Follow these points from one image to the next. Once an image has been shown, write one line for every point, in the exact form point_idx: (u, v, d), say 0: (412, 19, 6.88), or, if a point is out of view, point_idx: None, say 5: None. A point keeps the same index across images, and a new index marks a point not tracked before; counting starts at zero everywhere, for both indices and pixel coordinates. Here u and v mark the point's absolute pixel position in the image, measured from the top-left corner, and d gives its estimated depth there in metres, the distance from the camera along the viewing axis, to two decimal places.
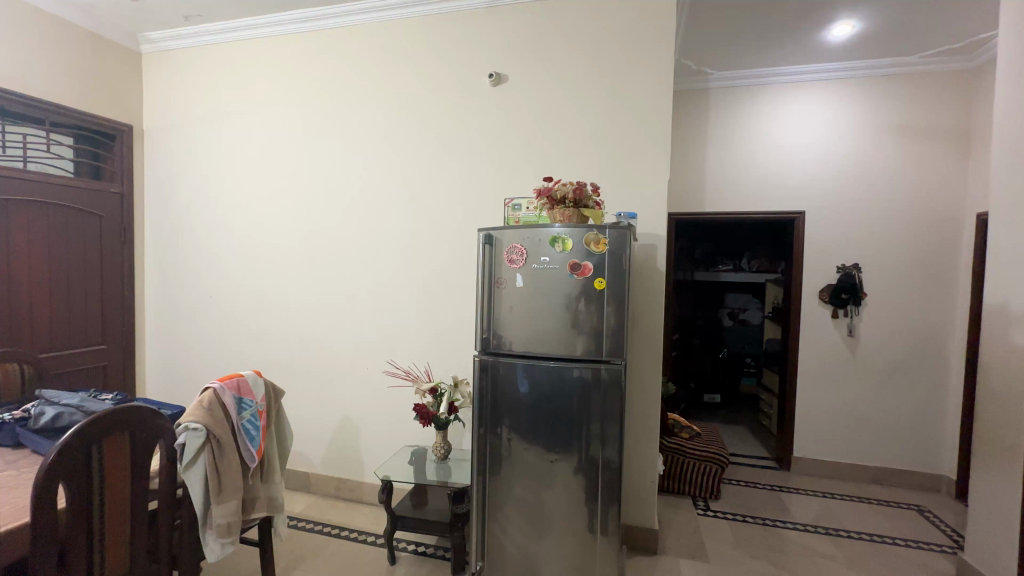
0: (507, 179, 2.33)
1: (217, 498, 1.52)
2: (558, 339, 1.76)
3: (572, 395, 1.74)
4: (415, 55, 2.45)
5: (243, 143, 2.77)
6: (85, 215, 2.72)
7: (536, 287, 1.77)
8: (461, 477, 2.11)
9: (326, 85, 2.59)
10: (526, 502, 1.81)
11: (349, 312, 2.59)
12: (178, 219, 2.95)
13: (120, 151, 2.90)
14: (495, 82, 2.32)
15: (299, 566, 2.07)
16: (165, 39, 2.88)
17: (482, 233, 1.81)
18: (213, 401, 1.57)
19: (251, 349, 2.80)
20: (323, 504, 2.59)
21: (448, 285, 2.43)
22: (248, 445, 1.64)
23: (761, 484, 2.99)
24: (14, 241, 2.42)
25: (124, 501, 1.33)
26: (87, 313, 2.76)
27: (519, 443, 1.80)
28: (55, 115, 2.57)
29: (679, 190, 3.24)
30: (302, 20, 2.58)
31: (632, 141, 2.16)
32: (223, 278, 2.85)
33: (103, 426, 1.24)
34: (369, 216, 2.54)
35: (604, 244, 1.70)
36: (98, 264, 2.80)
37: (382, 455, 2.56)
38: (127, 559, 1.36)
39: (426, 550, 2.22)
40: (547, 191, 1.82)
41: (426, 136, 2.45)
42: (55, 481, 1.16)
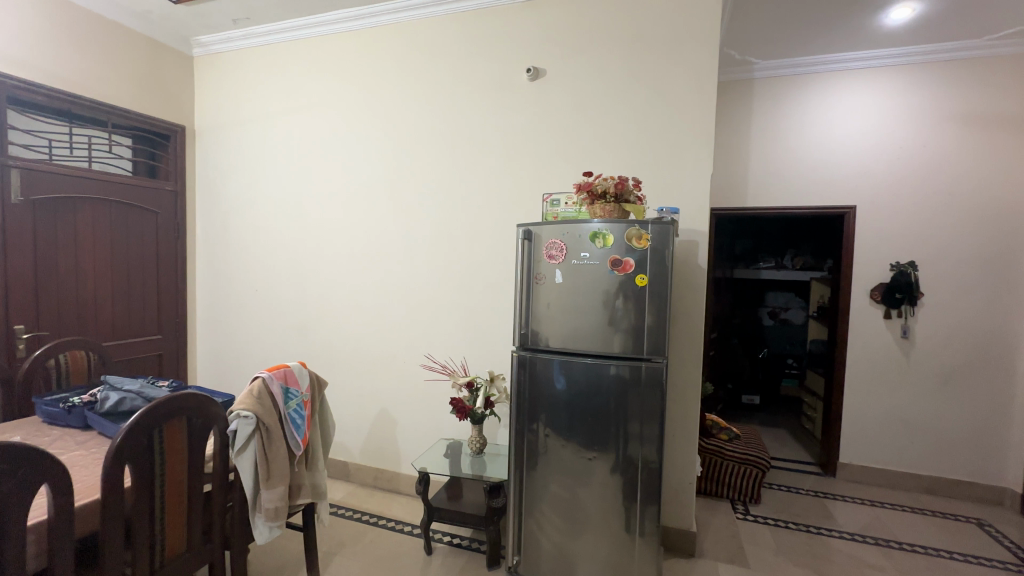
0: (544, 174, 2.32)
1: (266, 483, 1.59)
2: (596, 336, 1.74)
3: (609, 393, 1.72)
4: (452, 52, 2.47)
5: (287, 141, 2.86)
6: (142, 212, 2.88)
7: (575, 283, 1.75)
8: (496, 472, 2.13)
9: (366, 84, 2.64)
10: (563, 499, 1.80)
11: (388, 306, 2.64)
12: (227, 216, 3.07)
13: (174, 151, 3.05)
14: (532, 76, 2.30)
15: (340, 552, 2.13)
16: (215, 42, 3.01)
17: (522, 228, 1.81)
18: (262, 389, 1.63)
19: (293, 342, 2.90)
20: (362, 493, 2.66)
21: (484, 281, 2.44)
22: (294, 433, 1.70)
23: (804, 489, 2.88)
24: (80, 236, 2.59)
25: (181, 484, 1.41)
26: (145, 304, 2.93)
27: (556, 440, 1.80)
28: (116, 118, 2.73)
29: (721, 185, 3.14)
30: (344, 20, 2.64)
31: (674, 134, 2.10)
32: (268, 272, 2.95)
33: (162, 412, 1.31)
34: (407, 212, 2.58)
35: (645, 239, 1.66)
36: (154, 258, 2.96)
37: (418, 447, 2.61)
38: (184, 537, 1.44)
39: (460, 542, 2.25)
40: (588, 186, 1.80)
41: (464, 132, 2.46)
42: (123, 461, 1.23)
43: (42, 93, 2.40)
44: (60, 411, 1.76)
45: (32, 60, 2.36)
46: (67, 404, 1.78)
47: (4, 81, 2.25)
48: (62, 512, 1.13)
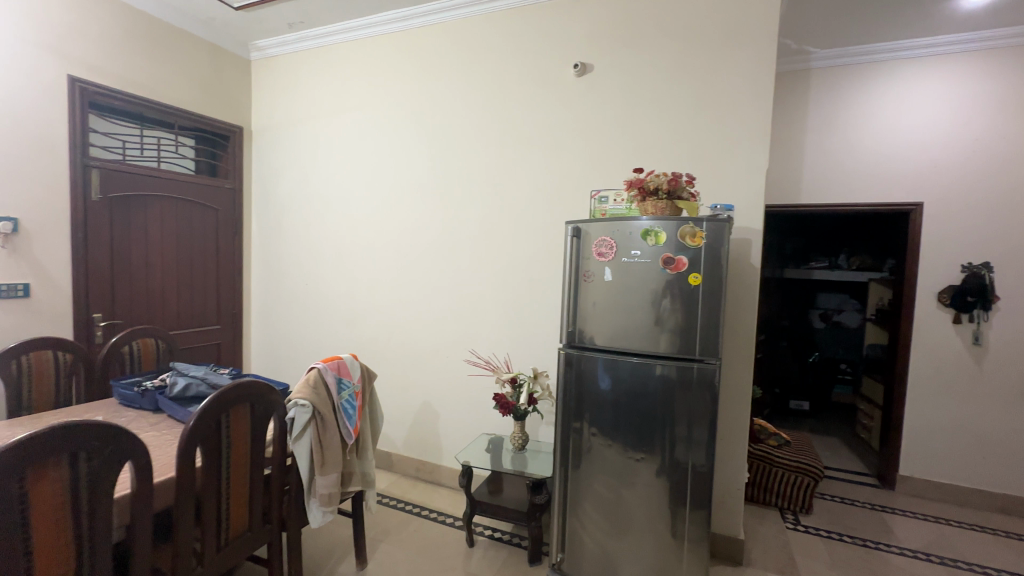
0: (590, 170, 2.30)
1: (321, 469, 1.65)
2: (644, 336, 1.70)
3: (656, 394, 1.69)
4: (498, 49, 2.48)
5: (338, 141, 2.95)
6: (204, 209, 3.04)
7: (624, 281, 1.72)
8: (538, 468, 2.13)
9: (414, 82, 2.69)
10: (606, 500, 1.78)
11: (432, 303, 2.69)
12: (280, 213, 3.21)
13: (233, 150, 3.20)
14: (579, 72, 2.28)
15: (385, 539, 2.19)
16: (272, 46, 3.14)
17: (571, 225, 1.80)
18: (318, 379, 1.69)
19: (341, 334, 3.00)
20: (405, 483, 2.73)
21: (528, 278, 2.44)
22: (347, 423, 1.76)
23: (860, 502, 2.73)
24: (150, 232, 2.77)
25: (245, 467, 1.49)
26: (206, 296, 3.10)
27: (600, 440, 1.78)
28: (182, 120, 2.89)
29: (775, 181, 3.01)
30: (393, 20, 2.69)
31: (728, 128, 2.03)
32: (318, 267, 3.07)
33: (228, 399, 1.38)
34: (453, 210, 2.61)
35: (700, 237, 1.62)
36: (215, 252, 3.13)
37: (460, 441, 2.65)
38: (246, 517, 1.52)
39: (502, 536, 2.27)
40: (639, 183, 1.77)
41: (510, 129, 2.46)
42: (194, 444, 1.31)
43: (118, 98, 2.58)
44: (135, 394, 1.90)
45: (110, 67, 2.53)
46: (141, 388, 1.91)
47: (85, 87, 2.44)
48: (143, 487, 1.22)
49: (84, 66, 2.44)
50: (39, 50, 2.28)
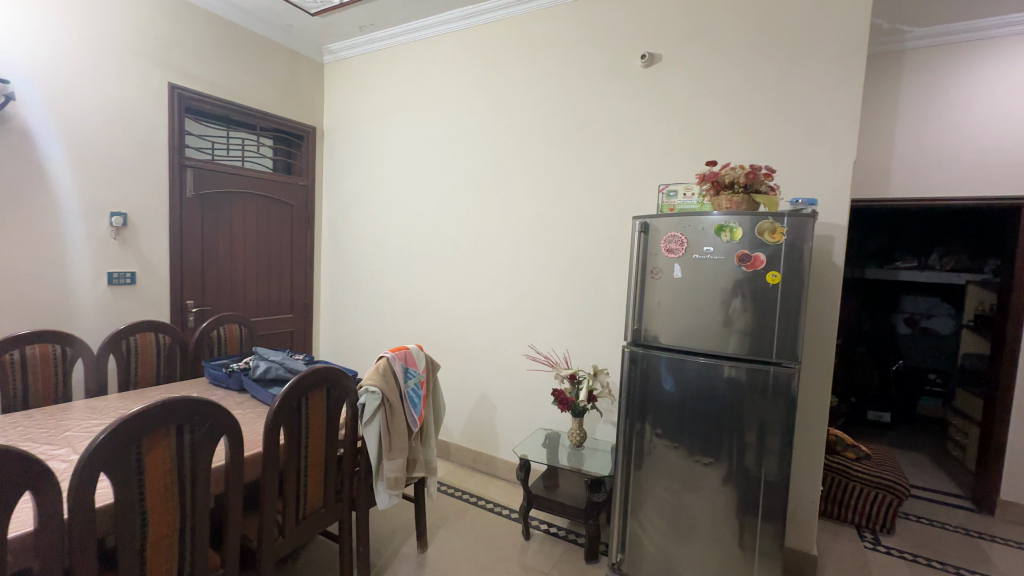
0: (657, 163, 2.23)
1: (389, 454, 1.72)
2: (712, 336, 1.64)
3: (724, 398, 1.62)
4: (562, 42, 2.46)
5: (403, 138, 3.05)
6: (280, 205, 3.25)
7: (694, 278, 1.66)
8: (596, 467, 2.11)
9: (478, 79, 2.72)
10: (669, 504, 1.74)
11: (492, 297, 2.73)
12: (348, 208, 3.37)
13: (306, 149, 3.39)
14: (646, 63, 2.22)
15: (444, 526, 2.26)
16: (343, 49, 3.29)
17: (639, 221, 1.75)
18: (387, 367, 1.76)
19: (403, 326, 3.12)
20: (462, 472, 2.79)
21: (589, 274, 2.42)
22: (412, 410, 1.82)
23: (953, 526, 2.48)
24: (235, 226, 2.99)
25: (321, 447, 1.59)
26: (281, 286, 3.31)
27: (664, 442, 1.73)
28: (263, 121, 3.10)
29: (862, 173, 2.77)
30: (458, 18, 2.74)
31: (811, 117, 1.91)
32: (383, 260, 3.20)
33: (308, 382, 1.47)
34: (513, 206, 2.63)
35: (780, 233, 1.53)
36: (290, 245, 3.33)
37: (517, 434, 2.67)
38: (321, 495, 1.62)
39: (558, 531, 2.26)
40: (713, 176, 1.69)
41: (572, 122, 2.44)
42: (279, 422, 1.41)
43: (209, 102, 2.80)
44: (223, 374, 2.07)
45: (203, 74, 2.76)
46: (228, 369, 2.08)
47: (183, 93, 2.68)
48: (236, 460, 1.32)
49: (182, 75, 2.67)
50: (146, 62, 2.52)
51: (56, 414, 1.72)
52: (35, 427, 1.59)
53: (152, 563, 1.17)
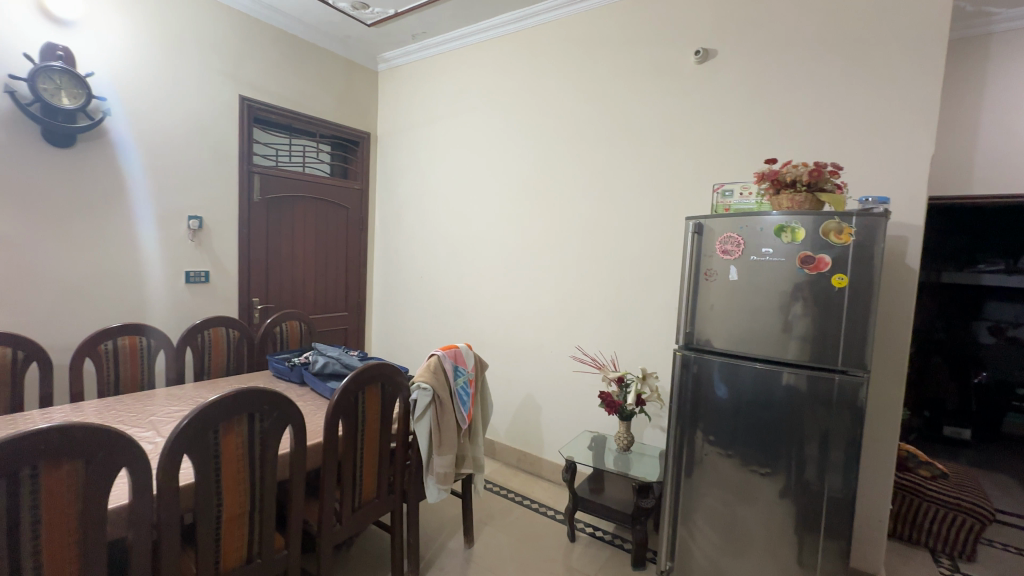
0: (710, 162, 2.17)
1: (438, 449, 1.77)
2: (769, 341, 1.57)
3: (782, 408, 1.55)
4: (612, 41, 2.44)
5: (453, 142, 3.13)
6: (337, 208, 3.41)
7: (750, 281, 1.60)
8: (644, 471, 2.07)
9: (527, 81, 2.75)
10: (721, 514, 1.68)
11: (538, 298, 2.74)
12: (400, 210, 3.48)
13: (361, 154, 3.54)
14: (700, 59, 2.16)
15: (490, 523, 2.29)
16: (397, 57, 3.41)
17: (692, 221, 1.71)
18: (438, 365, 1.81)
19: (452, 326, 3.19)
20: (507, 472, 2.82)
21: (638, 276, 2.38)
22: (461, 408, 1.86)
23: None
24: (296, 228, 3.17)
25: (375, 440, 1.66)
26: (337, 285, 3.47)
27: (717, 449, 1.68)
28: (323, 129, 3.27)
29: (940, 169, 2.56)
30: (509, 22, 2.78)
31: (882, 110, 1.80)
32: (432, 261, 3.29)
33: (364, 377, 1.54)
34: (560, 207, 2.64)
35: (848, 234, 1.45)
36: (345, 246, 3.49)
37: (562, 436, 2.67)
38: (375, 486, 1.69)
39: (604, 536, 2.24)
40: (773, 174, 1.62)
41: (622, 122, 2.42)
42: (338, 415, 1.49)
43: (275, 112, 2.99)
44: (285, 368, 2.20)
45: (270, 86, 2.95)
46: (290, 363, 2.21)
47: (252, 105, 2.87)
48: (300, 448, 1.41)
49: (251, 87, 2.87)
50: (220, 77, 2.73)
51: (141, 400, 1.89)
52: (125, 411, 1.76)
53: (225, 539, 1.27)
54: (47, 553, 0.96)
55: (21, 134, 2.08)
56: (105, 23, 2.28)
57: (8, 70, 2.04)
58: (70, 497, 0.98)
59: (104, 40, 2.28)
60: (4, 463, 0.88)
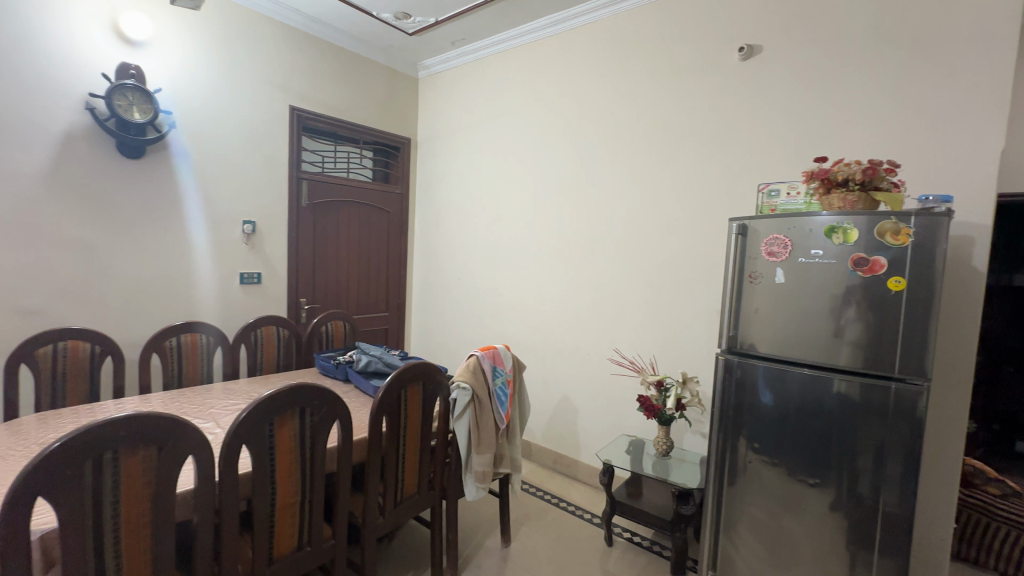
0: (755, 162, 2.11)
1: (477, 448, 1.80)
2: (819, 346, 1.51)
3: (833, 416, 1.48)
4: (651, 41, 2.42)
5: (491, 146, 3.17)
6: (379, 212, 3.52)
7: (798, 284, 1.55)
8: (684, 478, 2.03)
9: (565, 83, 2.76)
10: (766, 525, 1.63)
11: (575, 300, 2.74)
12: (439, 213, 3.56)
13: (402, 159, 3.64)
14: (745, 56, 2.11)
15: (527, 523, 2.30)
16: (436, 64, 3.50)
17: (735, 223, 1.67)
18: (476, 365, 1.84)
19: (489, 327, 3.23)
20: (543, 473, 2.83)
21: (678, 278, 2.34)
22: (499, 408, 1.88)
23: None
24: (341, 231, 3.30)
25: (417, 437, 1.71)
26: (378, 286, 3.59)
27: (761, 458, 1.63)
28: (366, 136, 3.38)
29: (1010, 163, 2.39)
30: (548, 25, 2.80)
31: (944, 103, 1.70)
32: (470, 263, 3.34)
33: (406, 376, 1.59)
34: (598, 208, 2.63)
35: (906, 234, 1.37)
36: (386, 248, 3.60)
37: (600, 439, 2.65)
38: (416, 482, 1.74)
39: (641, 541, 2.21)
40: (823, 173, 1.56)
41: (662, 122, 2.39)
42: (382, 412, 1.54)
43: (322, 121, 3.12)
44: (331, 365, 2.30)
45: (317, 96, 3.09)
46: (336, 361, 2.31)
47: (301, 114, 3.02)
48: (347, 442, 1.47)
49: (301, 98, 3.01)
50: (272, 88, 2.88)
51: (202, 393, 2.02)
52: (188, 403, 1.89)
53: (279, 526, 1.35)
54: (125, 530, 1.05)
55: (99, 147, 2.28)
56: (171, 43, 2.46)
57: (88, 89, 2.23)
58: (144, 481, 1.07)
59: (171, 58, 2.46)
60: (88, 447, 0.97)
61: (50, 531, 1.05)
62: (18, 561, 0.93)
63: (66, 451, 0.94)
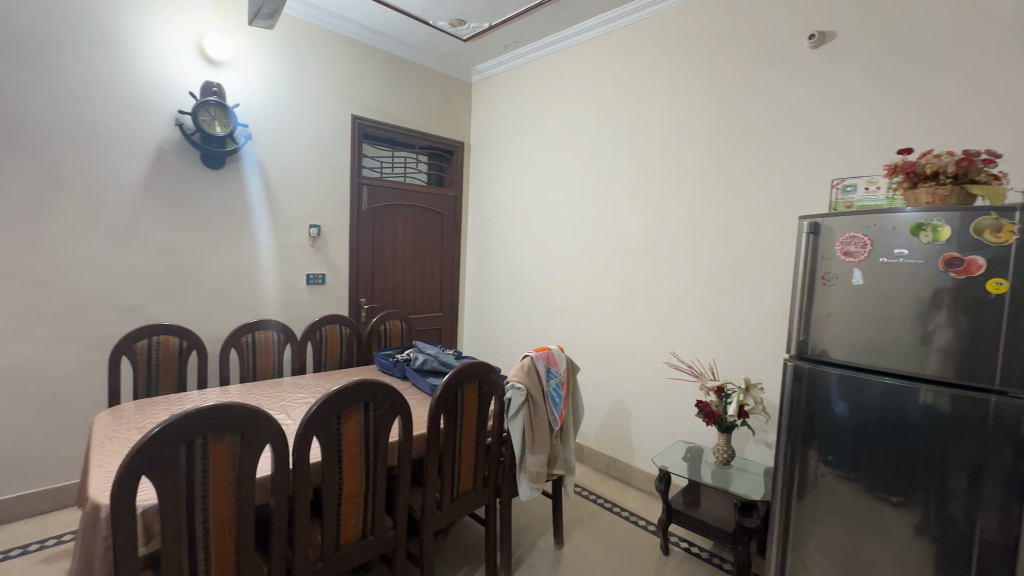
0: (827, 156, 1.99)
1: (531, 448, 1.81)
2: (902, 353, 1.40)
3: (919, 431, 1.36)
4: (711, 34, 2.34)
5: (543, 147, 3.18)
6: (434, 215, 3.62)
7: (878, 286, 1.44)
8: (747, 489, 1.94)
9: (620, 81, 2.72)
10: (840, 545, 1.52)
11: (629, 301, 2.69)
12: (492, 215, 3.61)
13: (456, 162, 3.72)
14: (815, 43, 1.99)
15: (579, 526, 2.29)
16: (489, 68, 3.55)
17: (807, 221, 1.58)
18: (531, 366, 1.84)
19: (541, 328, 3.24)
20: (596, 477, 2.79)
21: (739, 279, 2.25)
22: (553, 409, 1.88)
23: None
24: (398, 233, 3.42)
25: (472, 435, 1.74)
26: (433, 287, 3.69)
27: (834, 472, 1.53)
28: (422, 141, 3.49)
29: None
30: (602, 23, 2.77)
31: None
32: (522, 264, 3.37)
33: (463, 375, 1.63)
34: (654, 208, 2.57)
35: (1009, 232, 1.24)
36: (440, 250, 3.70)
37: (655, 444, 2.58)
38: (471, 479, 1.77)
39: (700, 552, 2.13)
40: (908, 166, 1.45)
41: (723, 117, 2.30)
42: (440, 409, 1.58)
43: (381, 128, 3.26)
44: (390, 363, 2.39)
45: (377, 104, 3.22)
46: (394, 359, 2.40)
47: (362, 122, 3.16)
48: (407, 438, 1.52)
49: (362, 107, 3.16)
50: (337, 100, 3.04)
51: (274, 386, 2.17)
52: (262, 395, 2.03)
53: (346, 515, 1.42)
54: (212, 510, 1.15)
55: (186, 159, 2.50)
56: (248, 61, 2.65)
57: (177, 107, 2.45)
58: (229, 465, 1.16)
59: (247, 76, 2.66)
60: (182, 432, 1.07)
61: (150, 507, 1.16)
62: (126, 531, 1.04)
63: (166, 435, 1.04)
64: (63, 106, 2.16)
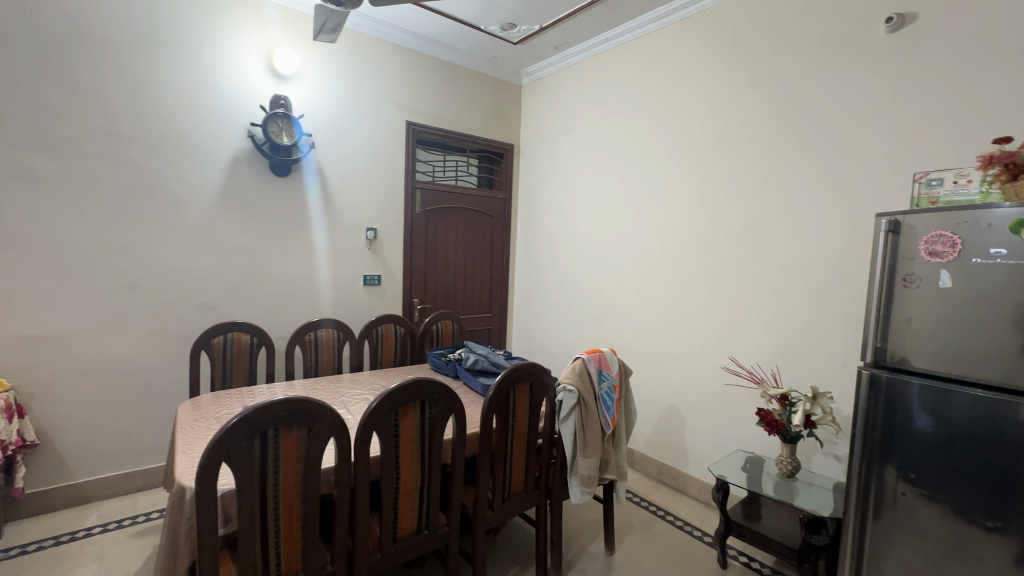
0: (906, 148, 1.84)
1: (582, 451, 1.79)
2: (999, 363, 1.26)
3: (1019, 450, 1.22)
4: (775, 23, 2.23)
5: (593, 147, 3.15)
6: (484, 217, 3.67)
7: (969, 289, 1.31)
8: (814, 504, 1.83)
9: (675, 78, 2.65)
10: (922, 571, 1.40)
11: (683, 303, 2.61)
12: (541, 216, 3.62)
13: (506, 164, 3.76)
14: (893, 27, 1.85)
15: (631, 533, 2.24)
16: (540, 70, 3.56)
17: (885, 218, 1.47)
18: (582, 368, 1.83)
19: (591, 329, 3.20)
20: (648, 483, 2.72)
21: (805, 280, 2.12)
22: (605, 413, 1.85)
23: None
24: (449, 235, 3.49)
25: (523, 435, 1.75)
26: (483, 287, 3.74)
27: (916, 492, 1.40)
28: (473, 144, 3.55)
29: None
30: (656, 18, 2.70)
31: None
32: (572, 265, 3.35)
33: (515, 375, 1.64)
34: (710, 207, 2.48)
35: None
36: (490, 251, 3.74)
37: (711, 452, 2.49)
38: (522, 479, 1.78)
39: (761, 568, 2.03)
40: (1006, 157, 1.32)
41: (787, 110, 2.19)
42: (492, 409, 1.60)
43: (434, 133, 3.34)
44: (442, 362, 2.45)
45: (430, 110, 3.31)
46: (446, 358, 2.45)
47: (416, 128, 3.26)
48: (461, 436, 1.55)
49: (416, 113, 3.26)
50: (393, 107, 3.16)
51: (334, 382, 2.28)
52: (324, 390, 2.14)
53: (402, 509, 1.46)
54: (283, 497, 1.23)
55: (257, 168, 2.68)
56: (313, 74, 2.81)
57: (249, 120, 2.63)
58: (298, 456, 1.23)
59: (312, 88, 2.81)
60: (258, 423, 1.14)
61: (230, 491, 1.26)
62: (209, 512, 1.13)
63: (243, 425, 1.12)
64: (153, 123, 2.38)
